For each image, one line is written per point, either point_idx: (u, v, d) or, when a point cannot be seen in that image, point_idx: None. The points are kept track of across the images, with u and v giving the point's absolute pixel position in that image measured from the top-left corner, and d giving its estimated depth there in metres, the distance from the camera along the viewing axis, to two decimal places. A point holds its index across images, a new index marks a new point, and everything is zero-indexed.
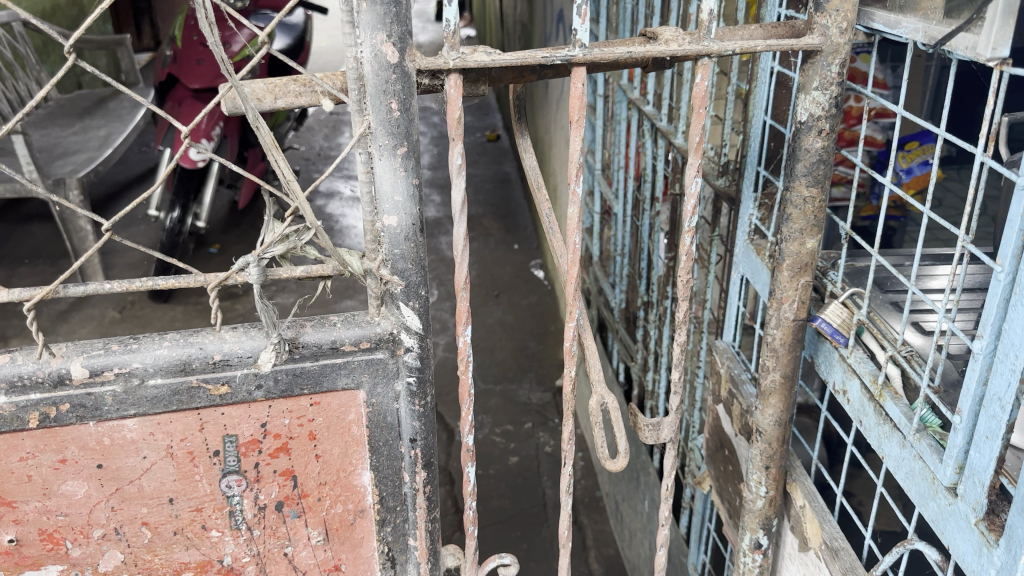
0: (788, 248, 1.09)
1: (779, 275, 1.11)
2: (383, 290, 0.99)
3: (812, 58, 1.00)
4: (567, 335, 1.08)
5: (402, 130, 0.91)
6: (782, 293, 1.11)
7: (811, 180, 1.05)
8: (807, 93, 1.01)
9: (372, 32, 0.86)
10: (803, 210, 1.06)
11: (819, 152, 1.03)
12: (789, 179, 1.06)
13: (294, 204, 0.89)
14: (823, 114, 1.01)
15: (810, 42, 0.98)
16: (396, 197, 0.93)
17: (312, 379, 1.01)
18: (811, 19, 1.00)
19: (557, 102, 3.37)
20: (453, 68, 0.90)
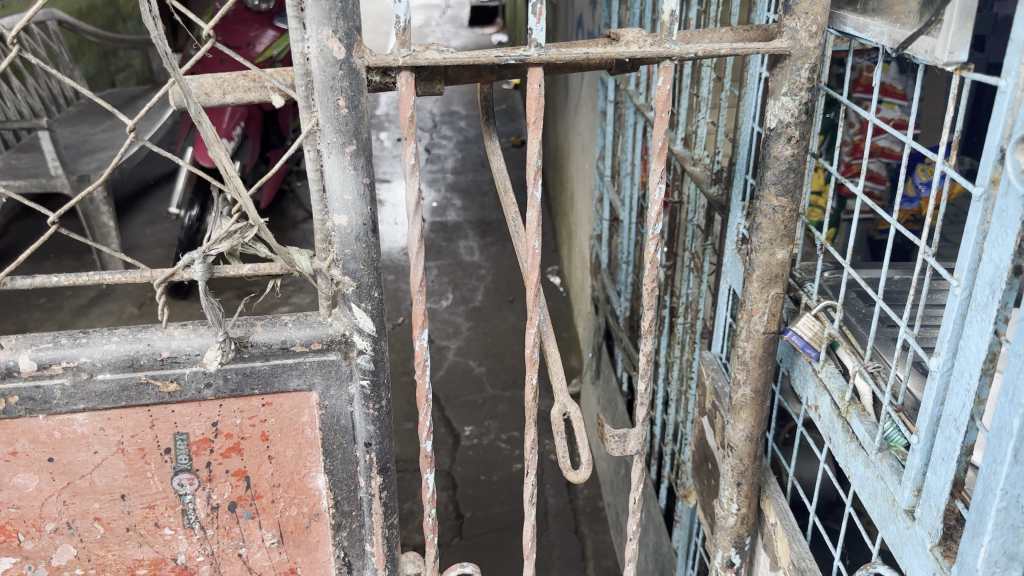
0: (757, 258, 1.05)
1: (749, 285, 1.08)
2: (334, 291, 0.98)
3: (780, 62, 0.96)
4: (528, 342, 1.06)
5: (351, 128, 0.89)
6: (752, 304, 1.08)
7: (780, 189, 1.01)
8: (776, 98, 0.98)
9: (317, 27, 0.84)
10: (772, 219, 1.03)
11: (788, 159, 1.00)
12: (759, 187, 1.03)
13: (238, 200, 0.88)
14: (793, 121, 0.98)
15: (778, 46, 0.95)
16: (345, 196, 0.92)
17: (262, 380, 1.00)
18: (781, 22, 0.96)
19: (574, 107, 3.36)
20: (404, 65, 0.88)
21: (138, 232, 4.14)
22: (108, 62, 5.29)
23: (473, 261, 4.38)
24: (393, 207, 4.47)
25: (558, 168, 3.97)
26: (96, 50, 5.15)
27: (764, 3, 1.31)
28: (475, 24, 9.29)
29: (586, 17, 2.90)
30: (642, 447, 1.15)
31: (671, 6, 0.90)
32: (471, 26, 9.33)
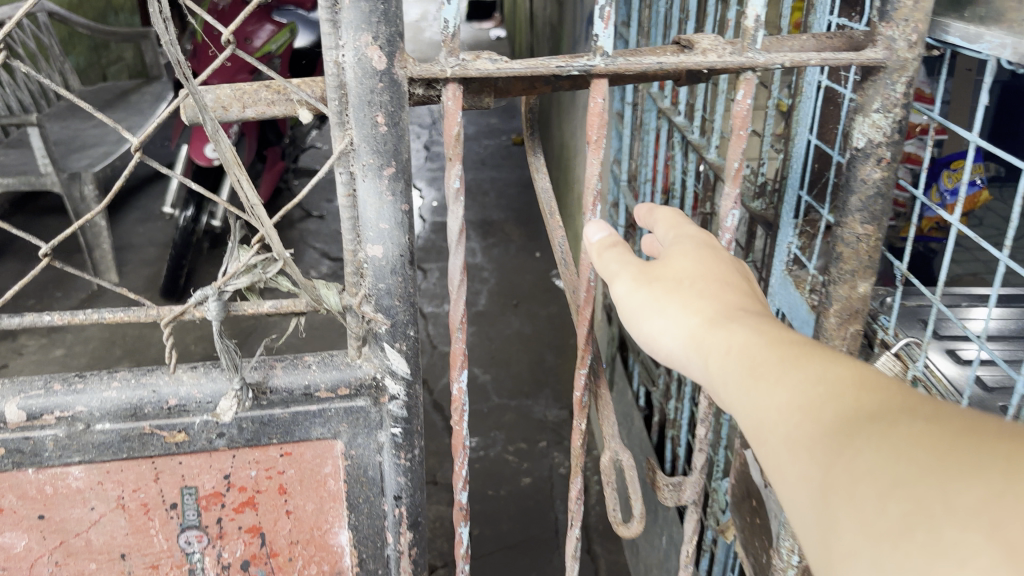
0: (836, 292, 0.94)
1: (824, 321, 0.97)
2: (365, 329, 0.86)
3: (872, 75, 0.85)
4: (577, 384, 0.94)
5: (390, 147, 0.77)
6: (827, 342, 0.97)
7: (866, 216, 0.90)
8: (865, 115, 0.87)
9: (355, 33, 0.72)
10: (855, 249, 0.92)
11: (877, 184, 0.89)
12: (840, 214, 0.92)
13: (261, 229, 0.76)
14: (884, 141, 0.87)
15: (871, 56, 0.83)
16: (381, 224, 0.80)
17: (282, 429, 0.89)
18: (874, 30, 0.85)
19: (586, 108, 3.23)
20: (452, 77, 0.77)
21: (130, 232, 4.00)
22: (99, 55, 5.14)
23: (475, 263, 4.26)
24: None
25: (566, 170, 3.84)
26: (86, 42, 5.01)
27: (824, 6, 1.19)
28: (474, 17, 9.13)
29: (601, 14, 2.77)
30: (699, 497, 1.04)
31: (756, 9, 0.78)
32: (468, 22, 9.17)
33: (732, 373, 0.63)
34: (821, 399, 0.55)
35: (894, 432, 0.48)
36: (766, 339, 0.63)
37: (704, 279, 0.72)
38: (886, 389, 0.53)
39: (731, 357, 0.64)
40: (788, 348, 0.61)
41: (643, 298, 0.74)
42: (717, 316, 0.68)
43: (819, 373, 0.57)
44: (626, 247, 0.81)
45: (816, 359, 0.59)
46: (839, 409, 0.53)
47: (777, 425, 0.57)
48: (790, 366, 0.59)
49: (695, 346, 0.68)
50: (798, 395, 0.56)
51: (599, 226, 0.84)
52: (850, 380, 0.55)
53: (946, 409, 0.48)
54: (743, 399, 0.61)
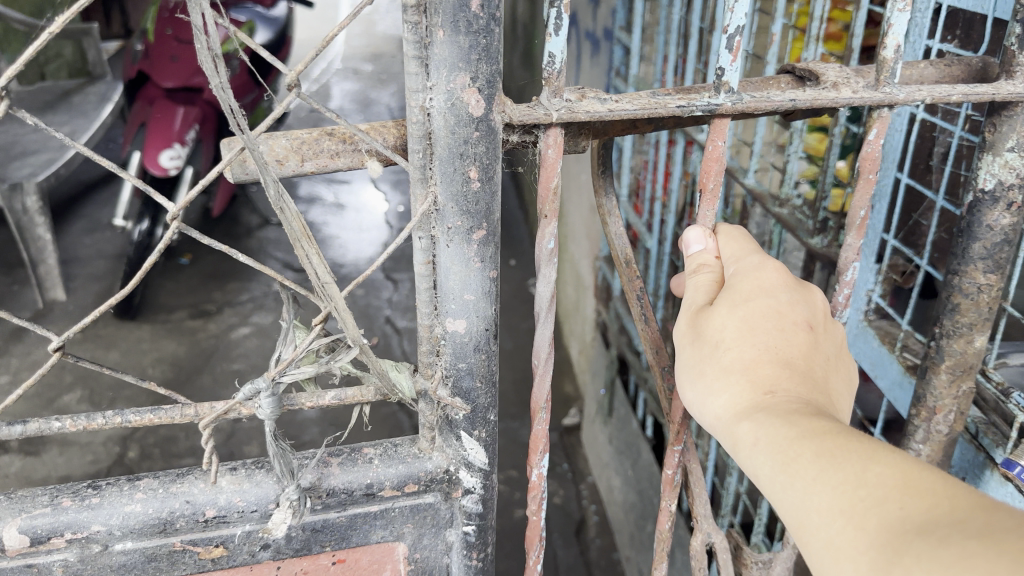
0: (950, 347, 0.85)
1: (932, 378, 0.87)
2: (439, 417, 0.73)
3: (1008, 110, 0.75)
4: (670, 461, 0.83)
5: (483, 207, 0.65)
6: (936, 402, 0.87)
7: (990, 265, 0.80)
8: (996, 154, 0.77)
9: (449, 73, 0.59)
10: (975, 301, 0.82)
11: (1005, 230, 0.79)
12: (959, 262, 0.82)
13: (328, 309, 0.63)
14: (1016, 182, 0.77)
15: (1011, 90, 0.74)
16: (466, 295, 0.67)
17: (337, 534, 0.75)
18: (1008, 60, 0.75)
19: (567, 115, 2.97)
20: (557, 121, 0.64)
21: (75, 242, 3.56)
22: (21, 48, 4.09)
23: None
24: (355, 213, 3.78)
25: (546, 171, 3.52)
26: None
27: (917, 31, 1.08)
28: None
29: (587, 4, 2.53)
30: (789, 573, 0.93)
31: (899, 38, 0.67)
32: None
33: (764, 466, 0.56)
34: (865, 504, 0.50)
35: (947, 562, 0.43)
36: (799, 426, 0.56)
37: (745, 337, 0.62)
38: (938, 505, 0.47)
39: (759, 449, 0.57)
40: (823, 435, 0.54)
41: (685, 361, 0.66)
42: (752, 395, 0.60)
43: (862, 476, 0.51)
44: (695, 287, 0.71)
45: (861, 456, 0.52)
46: (885, 518, 0.48)
47: (818, 531, 0.52)
48: (828, 464, 0.52)
49: (725, 428, 0.61)
50: (840, 502, 0.51)
51: (699, 233, 0.71)
52: (896, 487, 0.49)
53: (1001, 527, 0.44)
54: (782, 494, 0.55)
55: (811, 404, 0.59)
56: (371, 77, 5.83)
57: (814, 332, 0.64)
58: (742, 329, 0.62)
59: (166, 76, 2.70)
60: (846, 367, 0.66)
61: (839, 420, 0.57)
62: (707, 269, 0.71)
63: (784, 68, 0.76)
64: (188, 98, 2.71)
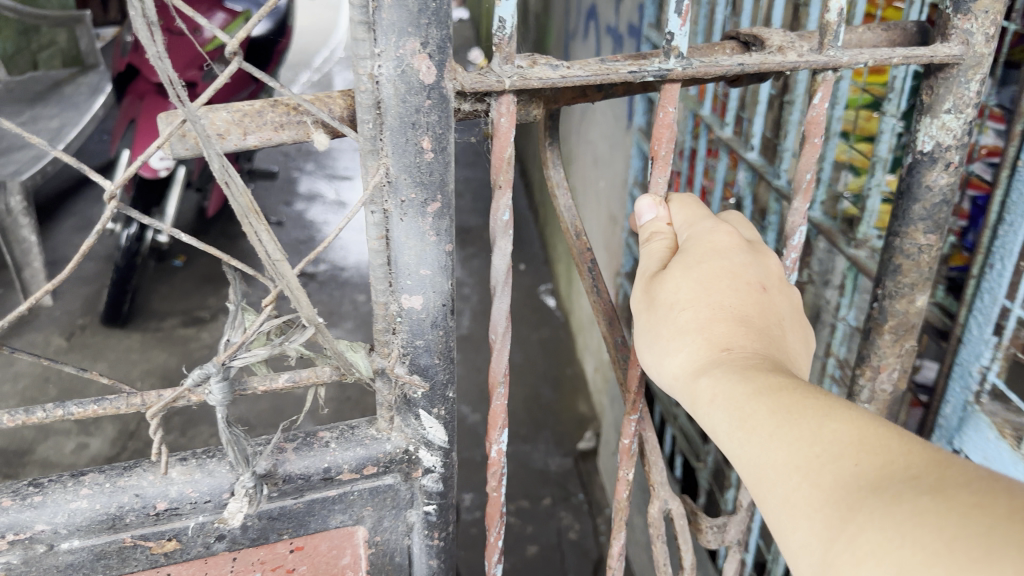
0: (893, 307, 0.87)
1: (876, 339, 0.89)
2: (397, 396, 0.71)
3: (945, 72, 0.77)
4: (627, 431, 0.84)
5: (437, 178, 0.63)
6: (880, 361, 0.90)
7: (930, 226, 0.82)
8: (935, 116, 0.79)
9: (398, 39, 0.57)
10: (917, 261, 0.84)
11: (943, 190, 0.81)
12: (900, 223, 0.84)
13: (279, 287, 0.60)
14: (954, 143, 0.79)
15: (946, 53, 0.75)
16: (422, 270, 0.66)
17: (294, 522, 0.74)
18: (942, 23, 0.77)
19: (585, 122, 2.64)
20: (509, 89, 0.63)
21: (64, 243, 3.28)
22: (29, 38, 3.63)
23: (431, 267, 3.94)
24: None
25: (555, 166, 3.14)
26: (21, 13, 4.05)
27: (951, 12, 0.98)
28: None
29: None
30: (743, 535, 0.95)
31: (843, 1, 0.67)
32: None
33: (720, 424, 0.56)
34: (821, 459, 0.49)
35: (901, 516, 0.43)
36: (756, 382, 0.55)
37: (701, 299, 0.62)
38: (893, 460, 0.47)
39: (717, 407, 0.56)
40: (779, 391, 0.54)
41: (642, 325, 0.65)
42: (708, 352, 0.59)
43: (818, 431, 0.50)
44: (653, 251, 0.70)
45: (817, 412, 0.51)
46: (840, 472, 0.48)
47: (773, 486, 0.51)
48: (784, 421, 0.52)
49: (682, 387, 0.61)
50: (795, 457, 0.50)
51: (651, 203, 0.71)
52: (850, 441, 0.49)
53: (956, 481, 0.43)
54: (738, 452, 0.54)
55: (768, 360, 0.58)
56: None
57: (769, 294, 0.64)
58: (697, 290, 0.62)
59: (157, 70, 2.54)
60: (803, 329, 0.66)
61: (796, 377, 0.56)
62: (660, 236, 0.71)
63: (728, 35, 0.76)
64: None
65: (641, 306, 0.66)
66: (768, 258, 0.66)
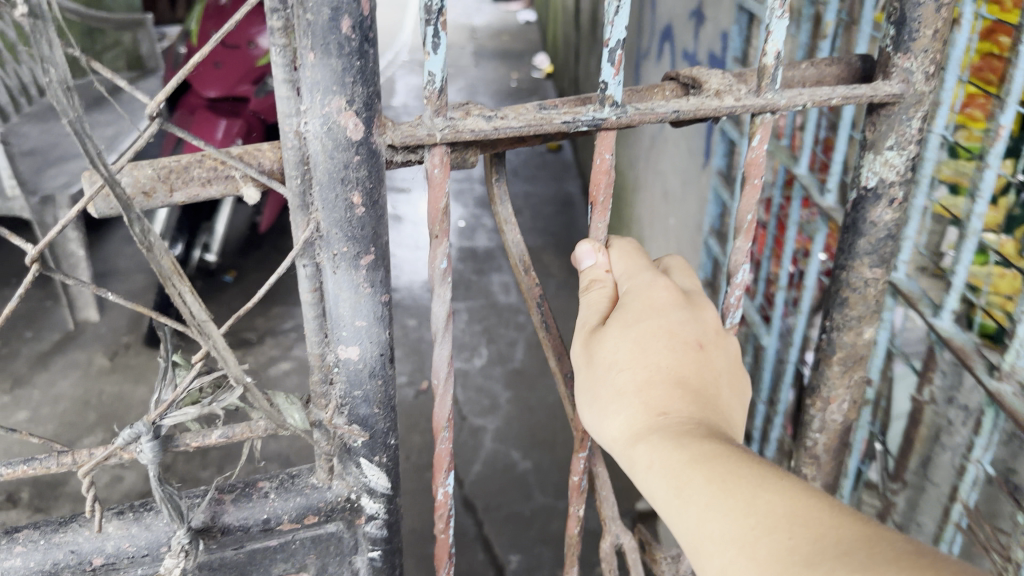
0: (840, 339, 0.87)
1: (825, 369, 0.89)
2: (335, 445, 0.70)
3: (886, 109, 0.77)
4: (576, 468, 0.83)
5: (368, 232, 0.62)
6: (830, 392, 0.90)
7: (875, 260, 0.82)
8: (877, 153, 0.79)
9: (323, 97, 0.56)
10: (863, 294, 0.84)
11: (888, 225, 0.81)
12: (846, 256, 0.84)
13: (206, 346, 0.60)
14: (897, 179, 0.79)
15: (888, 90, 0.75)
16: (357, 322, 0.65)
17: (235, 571, 0.73)
18: (883, 61, 0.76)
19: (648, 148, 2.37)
20: (440, 141, 0.62)
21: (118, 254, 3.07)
22: None
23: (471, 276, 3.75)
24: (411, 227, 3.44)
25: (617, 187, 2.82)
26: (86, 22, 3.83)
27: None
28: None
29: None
30: None
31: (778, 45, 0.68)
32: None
33: (658, 490, 0.56)
34: (755, 532, 0.50)
35: None
36: (691, 449, 0.56)
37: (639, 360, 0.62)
38: (825, 535, 0.48)
39: (655, 475, 0.57)
40: (713, 460, 0.54)
41: (580, 381, 0.65)
42: (645, 417, 0.60)
43: (752, 502, 0.51)
44: (589, 305, 0.70)
45: (749, 483, 0.52)
46: (775, 547, 0.49)
47: (711, 559, 0.51)
48: (719, 491, 0.53)
49: (620, 450, 0.61)
50: (731, 530, 0.51)
51: (590, 248, 0.70)
52: (784, 515, 0.50)
53: (886, 561, 0.45)
54: (675, 521, 0.55)
55: (703, 423, 0.59)
56: (436, 68, 5.68)
57: (706, 350, 0.64)
58: (634, 351, 0.62)
59: (208, 83, 2.37)
60: (738, 382, 0.66)
61: (731, 443, 0.57)
62: (599, 285, 0.70)
63: (670, 74, 0.76)
64: (233, 109, 2.42)
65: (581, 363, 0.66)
66: (705, 310, 0.67)
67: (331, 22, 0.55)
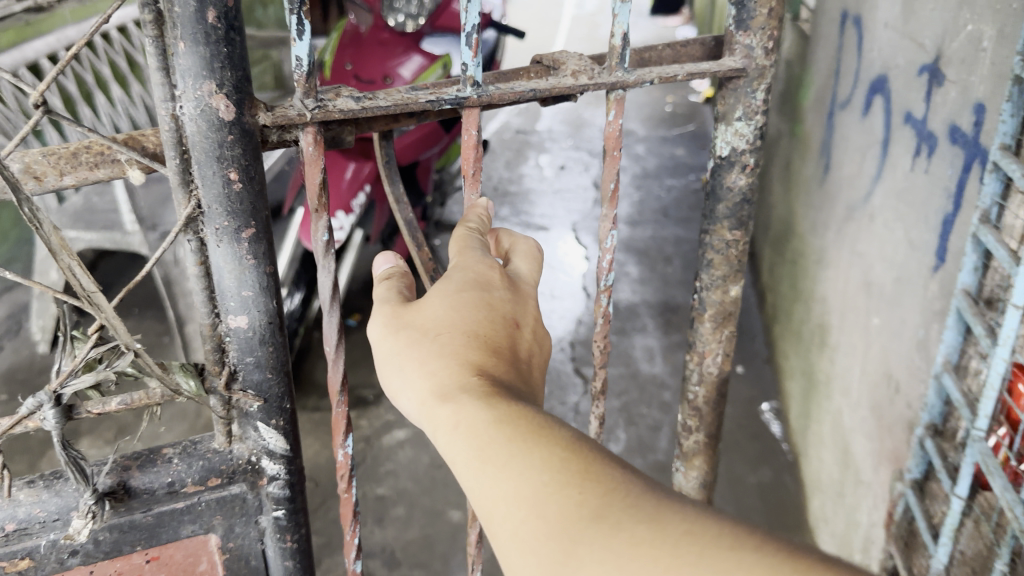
0: (709, 297, 0.95)
1: (700, 326, 0.97)
2: (232, 410, 0.76)
3: (732, 83, 0.85)
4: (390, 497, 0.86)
5: (247, 206, 0.67)
6: (704, 346, 0.97)
7: (734, 223, 0.90)
8: (728, 124, 0.86)
9: (195, 81, 0.62)
10: (725, 254, 0.92)
11: (743, 190, 0.89)
12: (709, 221, 0.92)
13: (98, 318, 0.65)
14: (748, 148, 0.87)
15: (730, 66, 0.83)
16: (243, 292, 0.70)
17: (146, 533, 0.77)
18: (729, 38, 0.84)
19: (841, 220, 1.85)
20: (311, 120, 0.67)
21: None
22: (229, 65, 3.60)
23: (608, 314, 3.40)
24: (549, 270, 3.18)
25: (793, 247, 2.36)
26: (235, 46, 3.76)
27: None
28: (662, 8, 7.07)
29: (925, 13, 1.38)
30: None
31: (623, 28, 0.74)
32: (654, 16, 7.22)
33: (461, 452, 0.57)
34: (546, 489, 0.51)
35: (620, 551, 0.46)
36: (496, 411, 0.57)
37: (450, 328, 0.65)
38: (611, 489, 0.50)
39: (457, 436, 0.57)
40: (511, 420, 0.56)
41: (389, 349, 0.66)
42: (451, 378, 0.61)
43: (545, 459, 0.53)
44: (405, 283, 0.73)
45: (542, 441, 0.54)
46: (565, 505, 0.50)
47: (503, 520, 0.52)
48: (518, 449, 0.54)
49: (422, 412, 0.62)
50: (525, 487, 0.52)
51: (389, 258, 0.77)
52: (576, 469, 0.52)
53: (664, 513, 0.48)
54: (469, 481, 0.55)
55: (505, 387, 0.61)
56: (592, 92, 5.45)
57: (521, 329, 0.68)
58: (450, 316, 0.65)
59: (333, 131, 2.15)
60: (545, 365, 0.71)
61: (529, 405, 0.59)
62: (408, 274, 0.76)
63: (535, 59, 0.81)
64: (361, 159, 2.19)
65: (397, 332, 0.67)
66: (528, 299, 0.72)
67: (197, 13, 0.60)
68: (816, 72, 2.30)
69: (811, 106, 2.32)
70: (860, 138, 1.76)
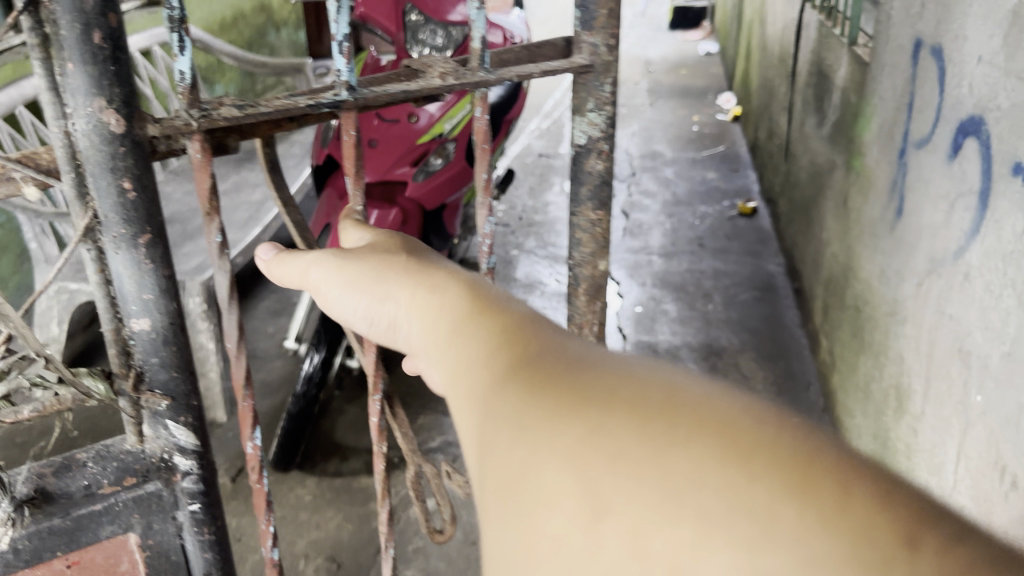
0: (583, 272, 1.16)
1: (577, 301, 1.18)
2: (142, 411, 0.86)
3: (582, 78, 1.06)
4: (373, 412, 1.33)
5: (142, 214, 0.76)
6: (581, 318, 1.19)
7: (596, 203, 1.13)
8: (584, 115, 1.09)
9: (85, 98, 0.71)
10: (592, 231, 1.14)
11: (600, 172, 1.12)
12: (577, 203, 1.14)
13: (5, 334, 0.74)
14: (600, 135, 1.10)
15: (580, 61, 1.03)
16: (144, 295, 0.78)
17: (67, 537, 0.90)
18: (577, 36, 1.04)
19: (920, 276, 2.49)
20: (198, 129, 0.73)
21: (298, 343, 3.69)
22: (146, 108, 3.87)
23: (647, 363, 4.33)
24: None
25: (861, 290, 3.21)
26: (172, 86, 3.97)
27: None
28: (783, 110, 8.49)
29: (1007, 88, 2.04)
30: None
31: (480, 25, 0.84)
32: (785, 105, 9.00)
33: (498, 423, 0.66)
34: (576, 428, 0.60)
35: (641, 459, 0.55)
36: (524, 385, 0.66)
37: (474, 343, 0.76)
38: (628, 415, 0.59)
39: (497, 407, 0.66)
40: (532, 387, 0.66)
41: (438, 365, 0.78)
42: (481, 375, 0.71)
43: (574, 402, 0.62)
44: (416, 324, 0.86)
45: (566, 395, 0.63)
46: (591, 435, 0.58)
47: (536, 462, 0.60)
48: (549, 402, 0.63)
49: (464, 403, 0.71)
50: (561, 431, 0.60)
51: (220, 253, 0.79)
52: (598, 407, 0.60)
53: (674, 418, 0.57)
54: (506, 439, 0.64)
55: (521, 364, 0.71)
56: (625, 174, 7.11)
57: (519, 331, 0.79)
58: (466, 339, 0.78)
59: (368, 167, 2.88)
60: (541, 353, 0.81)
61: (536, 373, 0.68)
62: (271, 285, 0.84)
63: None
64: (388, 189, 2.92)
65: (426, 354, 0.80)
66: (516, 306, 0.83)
67: (82, 34, 0.69)
68: (875, 111, 3.24)
69: (873, 143, 3.20)
70: (953, 184, 2.29)
